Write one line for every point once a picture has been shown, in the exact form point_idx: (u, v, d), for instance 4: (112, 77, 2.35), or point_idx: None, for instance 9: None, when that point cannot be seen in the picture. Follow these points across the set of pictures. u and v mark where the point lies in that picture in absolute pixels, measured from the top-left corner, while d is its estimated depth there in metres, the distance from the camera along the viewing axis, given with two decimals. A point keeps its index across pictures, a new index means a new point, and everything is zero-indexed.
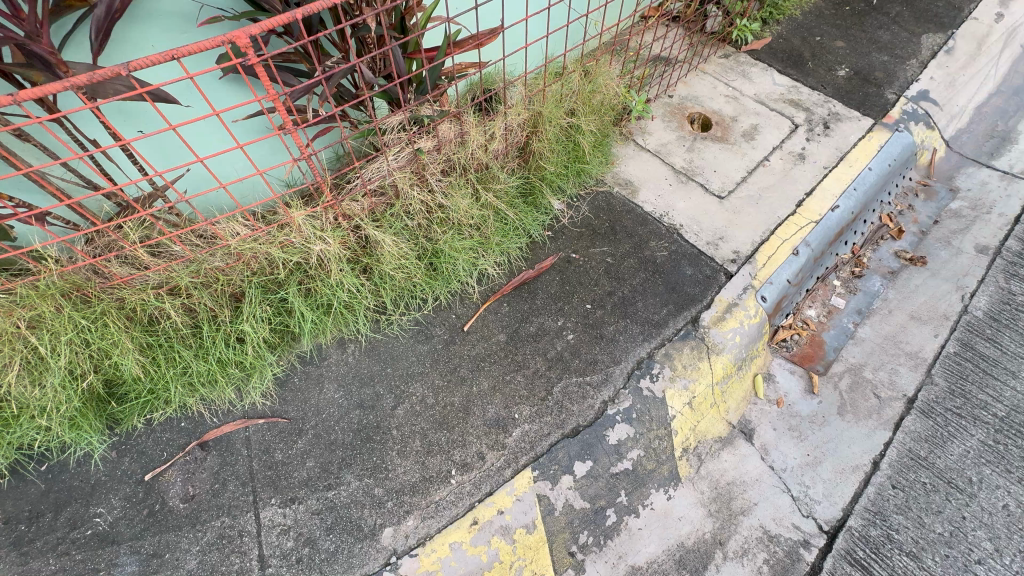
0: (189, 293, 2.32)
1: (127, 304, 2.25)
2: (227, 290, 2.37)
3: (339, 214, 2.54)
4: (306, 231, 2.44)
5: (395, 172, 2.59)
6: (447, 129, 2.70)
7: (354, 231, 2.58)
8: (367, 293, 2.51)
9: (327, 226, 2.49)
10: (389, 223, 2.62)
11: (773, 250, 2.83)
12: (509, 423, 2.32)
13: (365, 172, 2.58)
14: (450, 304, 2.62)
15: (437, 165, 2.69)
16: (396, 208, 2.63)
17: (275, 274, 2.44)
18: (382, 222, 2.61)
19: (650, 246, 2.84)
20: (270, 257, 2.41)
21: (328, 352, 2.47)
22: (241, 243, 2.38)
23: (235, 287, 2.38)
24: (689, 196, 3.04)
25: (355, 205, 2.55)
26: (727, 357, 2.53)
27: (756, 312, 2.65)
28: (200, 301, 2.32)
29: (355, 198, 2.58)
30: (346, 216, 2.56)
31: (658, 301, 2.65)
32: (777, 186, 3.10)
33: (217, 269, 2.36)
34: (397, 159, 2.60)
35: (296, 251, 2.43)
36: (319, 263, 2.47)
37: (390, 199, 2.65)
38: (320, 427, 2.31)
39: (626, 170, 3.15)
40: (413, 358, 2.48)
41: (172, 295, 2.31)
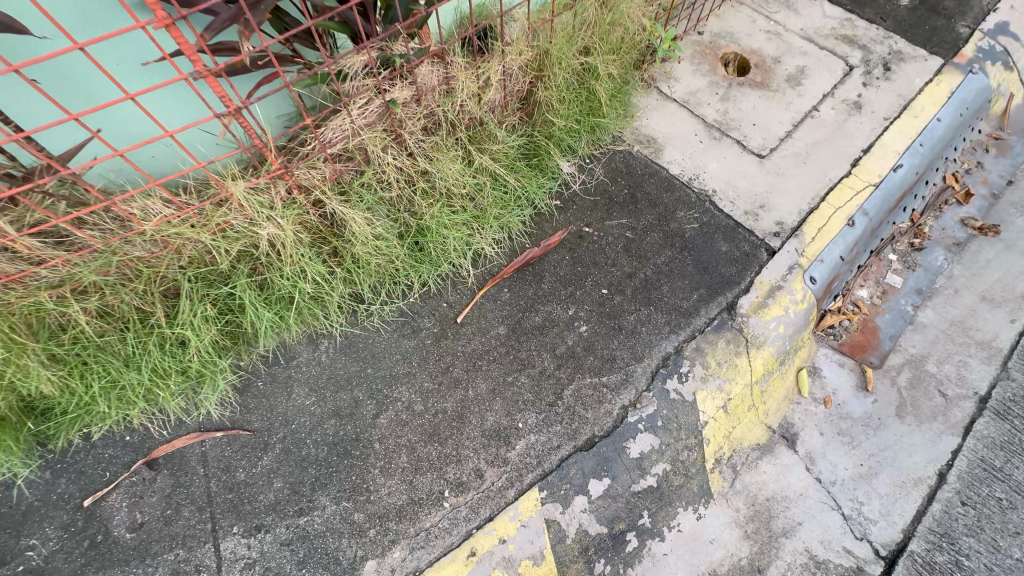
0: (104, 293, 1.91)
1: (15, 311, 1.81)
2: (155, 285, 1.96)
3: (292, 185, 2.08)
4: (252, 209, 2.00)
5: (365, 130, 2.12)
6: (428, 73, 2.20)
7: (314, 206, 2.13)
8: (338, 281, 2.11)
9: (278, 202, 2.04)
10: (359, 196, 2.16)
11: (824, 220, 2.38)
12: (511, 434, 1.96)
13: (326, 131, 2.11)
14: (440, 291, 2.21)
15: (416, 124, 2.21)
16: (366, 176, 2.17)
17: (217, 264, 2.03)
18: (351, 196, 2.16)
19: (677, 217, 2.40)
20: (205, 243, 1.98)
21: (297, 351, 2.09)
22: (162, 227, 1.93)
23: (166, 281, 1.97)
24: (723, 156, 2.56)
25: (316, 172, 2.09)
26: (768, 351, 2.14)
27: (803, 297, 2.23)
28: (119, 301, 1.91)
29: (315, 163, 2.11)
30: (305, 189, 2.10)
31: (687, 284, 2.23)
32: (828, 142, 2.61)
33: (140, 260, 1.93)
34: (364, 114, 2.12)
35: (247, 236, 2.02)
36: (272, 248, 2.05)
37: (359, 166, 2.18)
38: (289, 440, 1.96)
39: (648, 124, 2.65)
40: (398, 356, 2.11)
41: (80, 297, 1.89)
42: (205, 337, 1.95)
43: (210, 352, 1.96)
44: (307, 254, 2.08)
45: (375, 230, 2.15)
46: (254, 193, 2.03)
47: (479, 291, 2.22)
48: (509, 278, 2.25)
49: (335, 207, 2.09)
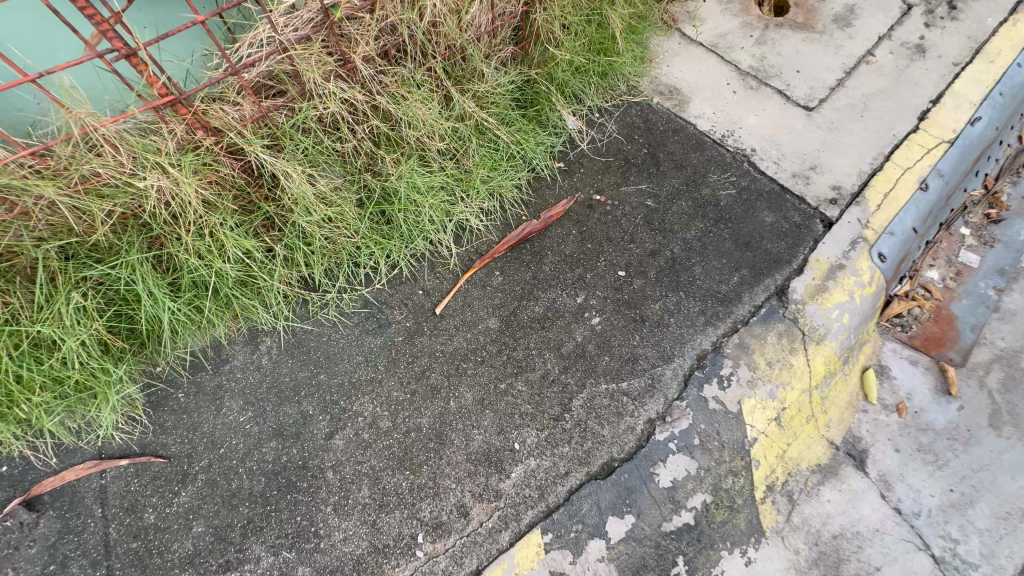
0: None
1: None
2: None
3: (189, 118, 1.52)
4: (138, 158, 1.48)
5: (295, 48, 1.57)
6: None
7: (226, 152, 1.60)
8: (277, 262, 1.64)
9: (171, 147, 1.51)
10: (292, 144, 1.66)
11: (891, 185, 1.92)
12: (505, 458, 1.51)
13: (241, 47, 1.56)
14: (413, 275, 1.75)
15: (368, 40, 1.65)
16: (300, 116, 1.64)
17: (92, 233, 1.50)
18: (284, 145, 1.66)
19: (709, 181, 1.93)
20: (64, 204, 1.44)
21: (229, 353, 1.64)
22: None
23: (14, 253, 1.43)
24: (762, 109, 2.10)
25: (232, 111, 1.57)
26: (831, 347, 1.68)
27: (872, 279, 1.77)
28: None
29: (233, 100, 1.59)
30: (217, 132, 1.58)
31: (725, 263, 1.78)
32: (889, 92, 2.15)
33: None
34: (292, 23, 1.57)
35: (130, 195, 1.50)
36: (177, 214, 1.54)
37: (292, 102, 1.65)
38: (217, 469, 1.51)
39: (670, 71, 2.18)
40: (359, 358, 1.65)
41: None
42: (82, 335, 1.45)
43: (91, 358, 1.47)
44: (229, 224, 1.59)
45: (324, 196, 1.67)
46: (141, 133, 1.51)
47: (463, 274, 1.76)
48: (502, 258, 1.79)
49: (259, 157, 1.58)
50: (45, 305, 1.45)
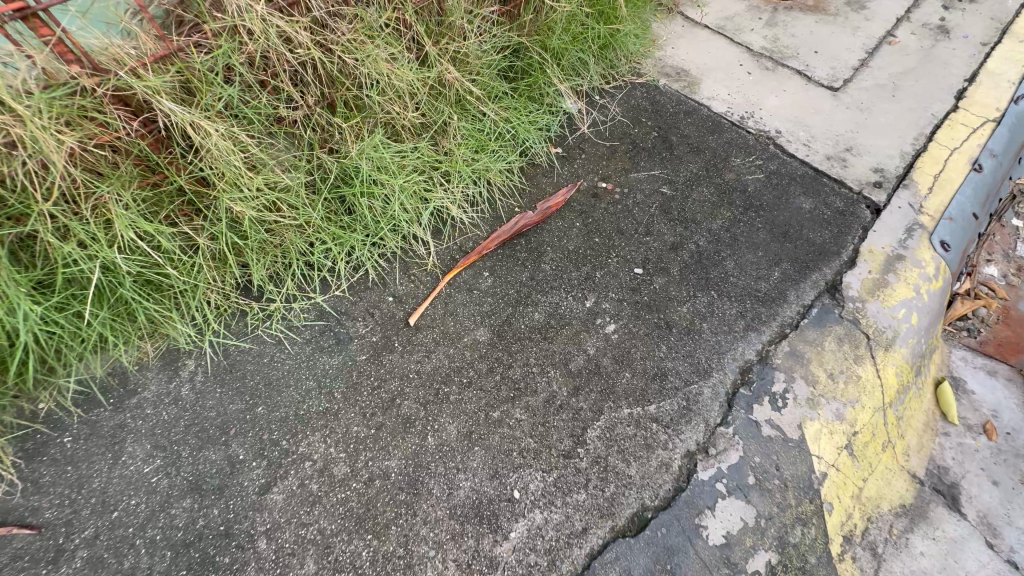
0: None
1: None
2: None
3: (55, 41, 1.10)
4: None
5: None
6: None
7: (113, 98, 1.18)
8: (202, 258, 1.26)
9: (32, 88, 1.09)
10: (211, 97, 1.25)
11: (939, 167, 1.66)
12: (502, 511, 1.12)
13: None
14: (381, 280, 1.40)
15: None
16: (218, 61, 1.24)
17: None
18: (197, 97, 1.24)
19: (733, 165, 1.65)
20: None
21: (137, 383, 1.26)
22: None
23: None
24: (782, 89, 1.86)
25: (128, 47, 1.17)
26: (901, 354, 1.36)
27: (937, 272, 1.47)
28: None
29: (133, 36, 1.20)
30: (101, 71, 1.16)
31: (763, 257, 1.47)
32: (919, 71, 1.93)
33: None
34: None
35: None
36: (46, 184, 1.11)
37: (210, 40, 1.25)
38: (104, 543, 1.08)
39: (675, 53, 1.95)
40: (310, 383, 1.28)
41: None
42: None
43: None
44: (125, 200, 1.18)
45: (262, 171, 1.29)
46: None
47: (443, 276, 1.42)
48: (491, 257, 1.46)
49: (161, 105, 1.18)
50: None
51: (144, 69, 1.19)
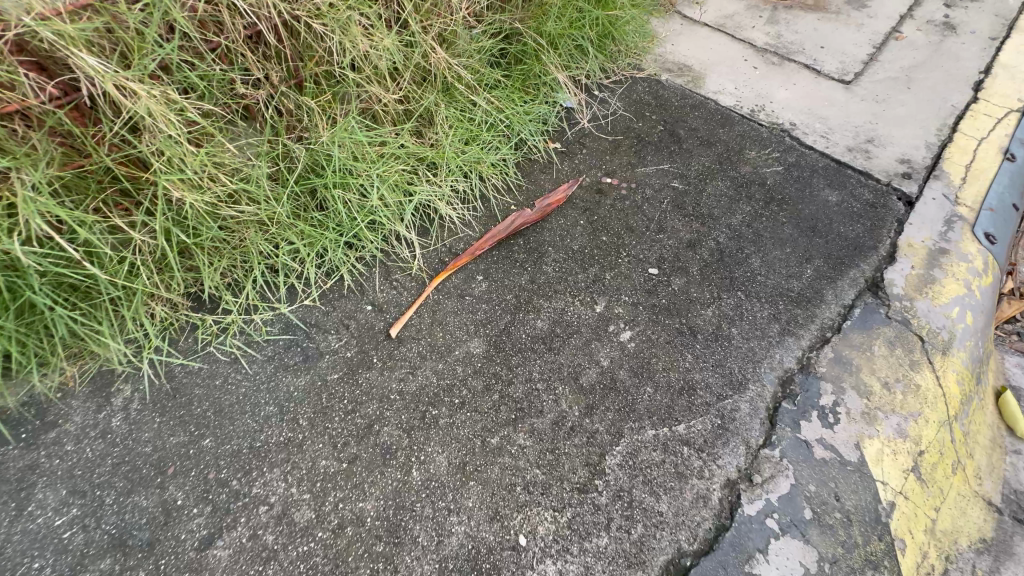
0: None
1: None
2: None
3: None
4: None
5: None
6: None
7: (11, 46, 0.82)
8: (145, 258, 1.02)
9: None
10: (148, 58, 0.91)
11: (969, 157, 1.53)
12: (506, 563, 0.90)
13: None
14: (357, 287, 1.21)
15: None
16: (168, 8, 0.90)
17: None
18: (133, 58, 0.90)
19: (748, 158, 1.51)
20: None
21: (58, 413, 1.03)
22: None
23: None
24: (791, 82, 1.74)
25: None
26: (962, 359, 1.17)
27: (985, 267, 1.31)
28: None
29: None
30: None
31: (791, 253, 1.31)
32: (931, 64, 1.83)
33: None
34: None
35: None
36: None
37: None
38: None
39: (676, 49, 1.84)
40: (271, 409, 1.06)
41: None
42: None
43: None
44: (36, 183, 0.86)
45: (218, 155, 1.03)
46: None
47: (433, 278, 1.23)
48: (486, 259, 1.28)
49: (80, 61, 0.84)
50: None
51: (59, 17, 0.84)
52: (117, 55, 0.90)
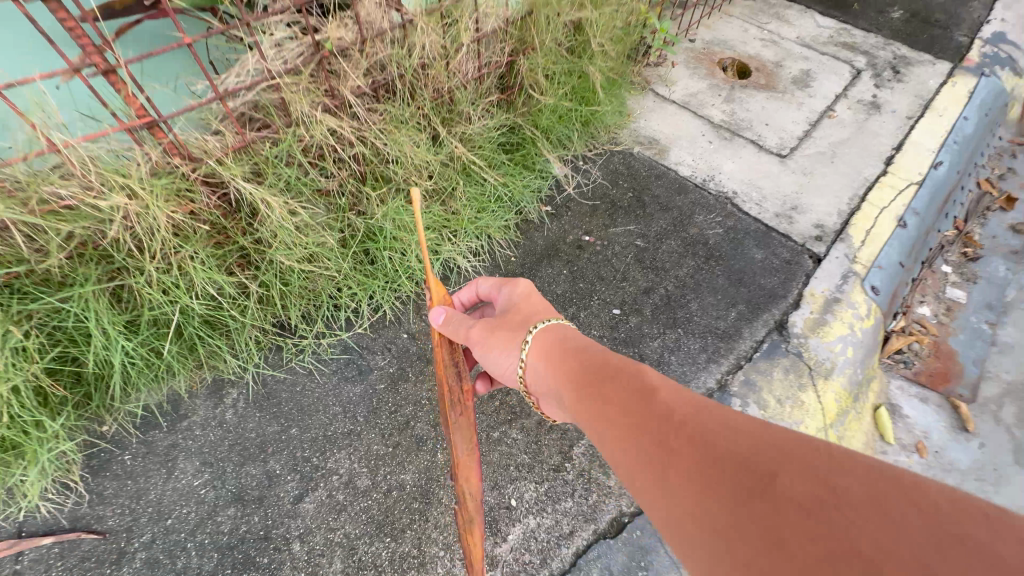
0: None
1: None
2: None
3: (167, 142, 1.29)
4: (101, 184, 1.22)
5: (282, 77, 1.36)
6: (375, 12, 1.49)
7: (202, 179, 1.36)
8: (252, 301, 1.46)
9: (143, 174, 1.27)
10: (275, 176, 1.43)
11: (871, 223, 1.96)
12: (502, 516, 1.32)
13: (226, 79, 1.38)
14: (396, 318, 1.64)
15: (358, 73, 1.48)
16: (283, 147, 1.42)
17: (44, 272, 1.24)
18: (264, 173, 1.42)
19: (696, 221, 1.95)
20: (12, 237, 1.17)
21: (188, 407, 1.45)
22: None
23: None
24: (738, 156, 2.18)
25: (213, 140, 1.35)
26: (839, 382, 1.61)
27: (868, 313, 1.75)
28: None
29: (212, 127, 1.39)
30: (194, 158, 1.34)
31: (721, 299, 1.74)
32: (853, 140, 2.27)
33: None
34: (281, 55, 1.38)
35: (90, 220, 1.23)
36: (137, 249, 1.30)
37: (276, 133, 1.42)
38: (164, 544, 1.27)
39: (647, 125, 2.29)
40: (336, 408, 1.49)
41: None
42: (15, 379, 1.18)
43: (39, 411, 1.25)
44: (201, 257, 1.36)
45: (304, 228, 1.47)
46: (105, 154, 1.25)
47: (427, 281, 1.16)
48: None
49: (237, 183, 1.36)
50: None
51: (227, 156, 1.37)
52: (254, 173, 1.42)
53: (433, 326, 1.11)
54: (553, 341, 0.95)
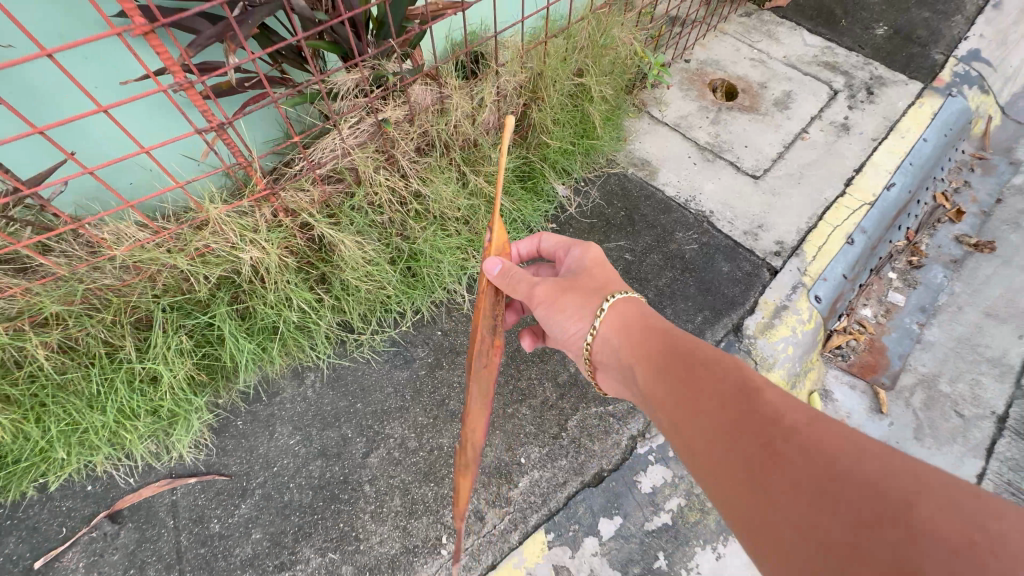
0: (67, 326, 1.67)
1: None
2: (129, 315, 1.73)
3: (277, 206, 1.87)
4: (231, 233, 1.77)
5: (354, 150, 1.90)
6: (421, 93, 1.98)
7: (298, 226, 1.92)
8: (326, 308, 1.92)
9: (261, 225, 1.83)
10: (345, 218, 1.95)
11: (823, 240, 2.35)
12: (513, 470, 1.80)
13: (312, 151, 1.89)
14: (432, 318, 2.05)
15: (407, 141, 1.99)
16: (356, 199, 1.96)
17: (196, 293, 1.82)
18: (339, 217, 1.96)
19: (676, 238, 2.35)
20: (183, 271, 1.77)
21: (279, 386, 1.91)
22: (138, 253, 1.70)
23: (140, 311, 1.75)
24: (718, 177, 2.55)
25: (302, 197, 1.88)
26: (779, 374, 2.05)
27: (809, 317, 2.17)
28: (84, 336, 1.67)
29: (302, 186, 1.90)
30: (291, 212, 1.90)
31: (691, 305, 2.16)
32: (820, 162, 2.62)
33: (110, 289, 1.70)
34: (354, 133, 1.91)
35: (230, 261, 1.80)
36: (255, 275, 1.85)
37: (348, 187, 1.97)
38: (271, 484, 1.77)
39: (641, 147, 2.63)
40: (389, 389, 1.93)
41: (40, 329, 1.65)
42: (180, 369, 1.73)
43: (186, 390, 1.75)
44: (294, 280, 1.88)
45: (363, 252, 1.94)
46: (236, 216, 1.81)
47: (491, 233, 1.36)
48: None
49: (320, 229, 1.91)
50: (154, 348, 1.73)
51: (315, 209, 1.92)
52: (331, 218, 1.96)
53: (489, 273, 1.35)
54: (642, 324, 1.18)
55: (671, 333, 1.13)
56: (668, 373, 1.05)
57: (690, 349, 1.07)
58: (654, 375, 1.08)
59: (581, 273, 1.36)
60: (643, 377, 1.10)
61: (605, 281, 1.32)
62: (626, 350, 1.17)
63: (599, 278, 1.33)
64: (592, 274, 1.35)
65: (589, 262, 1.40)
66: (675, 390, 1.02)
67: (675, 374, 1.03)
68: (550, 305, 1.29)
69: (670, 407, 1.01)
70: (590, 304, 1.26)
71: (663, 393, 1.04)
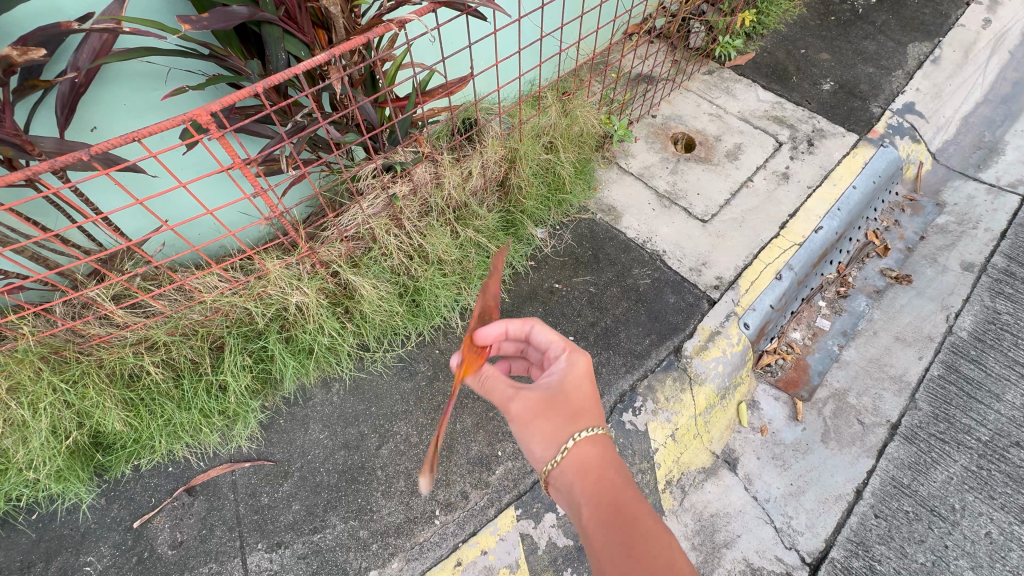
0: (168, 348, 2.32)
1: (106, 364, 2.25)
2: (207, 341, 2.38)
3: (317, 261, 2.46)
4: (282, 282, 2.38)
5: (371, 219, 2.50)
6: (423, 173, 2.57)
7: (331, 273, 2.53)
8: (348, 334, 2.48)
9: (303, 275, 2.44)
10: (367, 266, 2.55)
11: (756, 275, 2.82)
12: (492, 460, 2.32)
13: (341, 219, 2.49)
14: (432, 338, 2.59)
15: (413, 206, 2.58)
16: (374, 252, 2.55)
17: (255, 323, 2.44)
18: (361, 263, 2.56)
19: (633, 273, 2.85)
20: (247, 308, 2.40)
21: (312, 394, 2.46)
22: (218, 296, 2.36)
23: (216, 337, 2.39)
24: (672, 222, 3.04)
25: (332, 251, 2.47)
26: (710, 387, 2.55)
27: (738, 341, 2.66)
28: (178, 356, 2.32)
29: (332, 244, 2.50)
30: (324, 262, 2.48)
31: (641, 330, 2.66)
32: (760, 208, 3.10)
33: (196, 321, 2.36)
34: (374, 206, 2.50)
35: (279, 300, 2.40)
36: (298, 310, 2.44)
37: (368, 244, 2.56)
38: (306, 469, 2.30)
39: (609, 195, 3.14)
40: (397, 396, 2.45)
41: (150, 351, 2.31)
42: (240, 381, 2.33)
43: (245, 395, 2.34)
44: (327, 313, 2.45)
45: (379, 290, 2.50)
46: (288, 270, 2.43)
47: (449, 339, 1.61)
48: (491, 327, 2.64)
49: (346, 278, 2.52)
50: (224, 365, 2.35)
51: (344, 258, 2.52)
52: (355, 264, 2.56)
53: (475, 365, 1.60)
54: (602, 459, 1.37)
55: (624, 485, 1.32)
56: (614, 529, 1.23)
57: (633, 510, 1.27)
58: (602, 520, 1.25)
59: (560, 392, 1.49)
60: (589, 515, 1.27)
61: (579, 412, 1.44)
62: (584, 481, 1.33)
63: (575, 404, 1.45)
64: (570, 397, 1.47)
65: (570, 384, 1.50)
66: (614, 540, 1.21)
67: (617, 520, 1.24)
68: (520, 424, 1.46)
69: (607, 559, 1.19)
70: (559, 437, 1.39)
71: (604, 541, 1.21)
